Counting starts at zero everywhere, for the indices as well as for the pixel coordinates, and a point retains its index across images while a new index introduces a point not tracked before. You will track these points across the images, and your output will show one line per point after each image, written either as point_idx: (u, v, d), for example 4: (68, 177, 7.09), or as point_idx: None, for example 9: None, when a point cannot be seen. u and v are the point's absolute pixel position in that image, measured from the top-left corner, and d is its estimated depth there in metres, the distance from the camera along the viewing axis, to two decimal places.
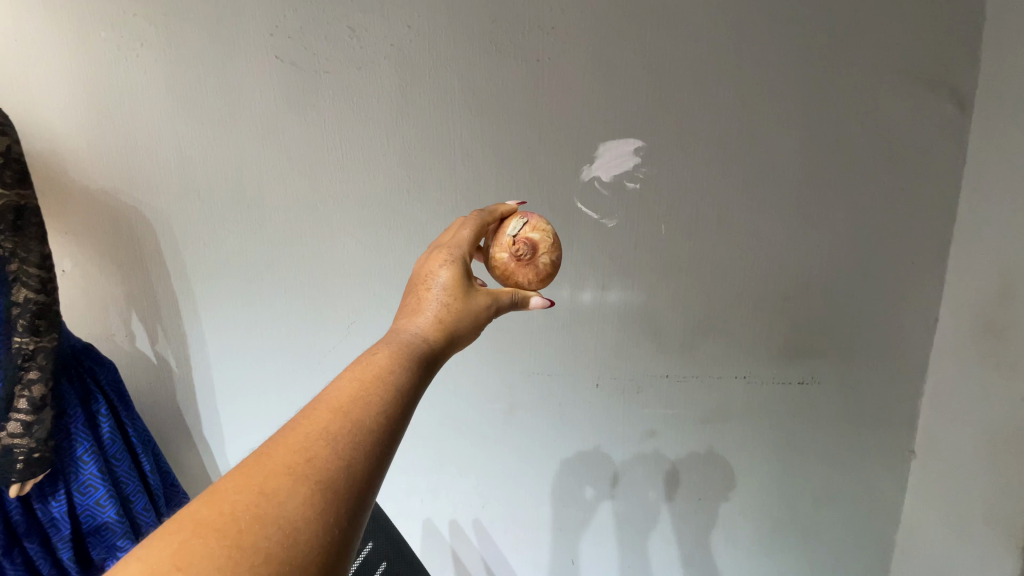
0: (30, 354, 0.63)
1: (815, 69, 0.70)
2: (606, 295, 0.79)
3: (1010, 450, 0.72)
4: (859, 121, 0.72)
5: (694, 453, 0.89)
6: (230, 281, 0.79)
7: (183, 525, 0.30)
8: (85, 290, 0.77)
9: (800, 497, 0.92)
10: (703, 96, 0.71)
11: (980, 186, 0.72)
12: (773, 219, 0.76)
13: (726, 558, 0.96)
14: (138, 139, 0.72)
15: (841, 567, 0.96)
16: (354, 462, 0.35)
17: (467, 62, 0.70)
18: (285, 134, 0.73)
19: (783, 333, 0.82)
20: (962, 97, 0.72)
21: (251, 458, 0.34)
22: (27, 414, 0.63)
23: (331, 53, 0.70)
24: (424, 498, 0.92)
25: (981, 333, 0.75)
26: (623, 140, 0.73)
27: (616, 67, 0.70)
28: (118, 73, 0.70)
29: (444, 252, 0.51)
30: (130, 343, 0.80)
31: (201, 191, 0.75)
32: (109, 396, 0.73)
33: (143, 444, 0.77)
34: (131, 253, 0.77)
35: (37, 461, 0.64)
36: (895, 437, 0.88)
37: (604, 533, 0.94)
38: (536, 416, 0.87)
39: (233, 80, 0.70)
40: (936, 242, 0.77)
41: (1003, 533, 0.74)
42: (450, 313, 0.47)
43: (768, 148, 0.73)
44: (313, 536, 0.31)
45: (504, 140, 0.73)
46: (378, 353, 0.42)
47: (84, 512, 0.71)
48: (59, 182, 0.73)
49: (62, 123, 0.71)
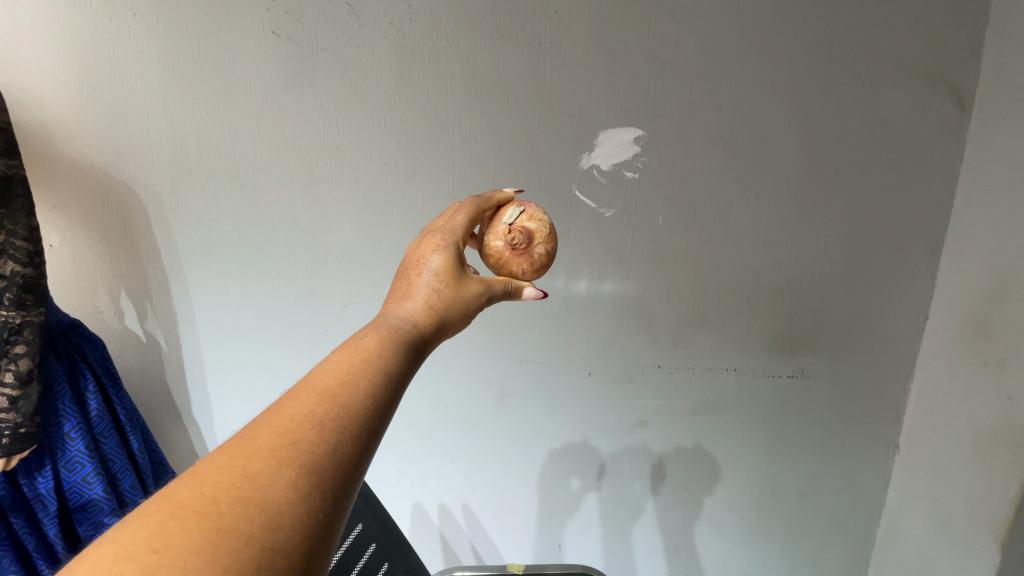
0: (17, 328, 0.62)
1: (817, 62, 0.70)
2: (601, 285, 0.79)
3: (994, 448, 0.73)
4: (858, 116, 0.72)
5: (682, 444, 0.90)
6: (222, 259, 0.78)
7: (163, 507, 0.30)
8: (74, 266, 0.76)
9: (786, 488, 0.93)
10: (705, 85, 0.70)
11: (977, 187, 0.73)
12: (770, 212, 0.76)
13: (711, 546, 0.97)
14: (128, 112, 0.71)
15: (822, 558, 0.98)
16: (340, 447, 0.34)
17: (468, 44, 0.69)
18: (280, 111, 0.71)
19: (776, 326, 0.82)
20: (962, 95, 0.71)
21: (235, 438, 0.34)
22: (14, 389, 0.62)
23: (328, 29, 0.68)
24: (415, 482, 0.92)
25: (970, 331, 0.75)
26: (623, 128, 0.72)
27: (618, 54, 0.69)
28: (109, 44, 0.68)
29: (437, 236, 0.51)
30: (119, 320, 0.79)
31: (194, 167, 0.73)
32: (98, 373, 0.72)
33: (131, 422, 0.76)
34: (121, 229, 0.75)
35: (24, 436, 0.63)
36: (882, 432, 0.89)
37: (591, 520, 0.95)
38: (527, 404, 0.87)
39: (228, 54, 0.69)
40: (930, 240, 0.78)
41: (983, 528, 0.76)
42: (440, 298, 0.47)
43: (768, 141, 0.73)
44: (296, 519, 0.31)
45: (503, 125, 0.72)
46: (367, 336, 0.42)
47: (72, 488, 0.70)
48: (47, 155, 0.71)
49: (50, 95, 0.69)
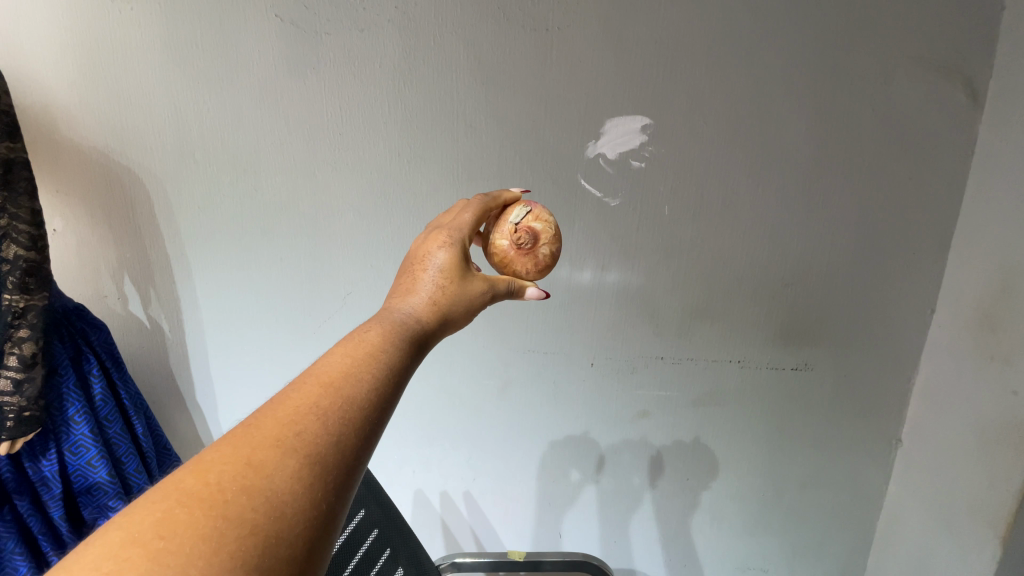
0: (21, 312, 0.62)
1: (828, 50, 0.68)
2: (605, 275, 0.79)
3: (998, 443, 0.73)
4: (869, 106, 0.70)
5: (685, 435, 0.90)
6: (226, 245, 0.78)
7: (168, 495, 0.30)
8: (77, 250, 0.76)
9: (787, 480, 0.93)
10: (715, 73, 0.69)
11: (988, 180, 0.71)
12: (777, 204, 0.75)
13: (711, 536, 0.98)
14: (130, 95, 0.70)
15: (821, 550, 0.98)
16: (343, 439, 0.34)
17: (474, 29, 0.68)
18: (284, 96, 0.71)
19: (782, 318, 0.82)
20: (976, 86, 0.70)
21: (239, 428, 0.34)
22: (18, 372, 0.62)
23: (333, 13, 0.67)
24: (417, 468, 0.93)
25: (977, 327, 0.75)
26: (631, 117, 0.71)
27: (626, 40, 0.68)
28: (110, 26, 0.67)
29: (443, 233, 0.50)
30: (123, 305, 0.79)
31: (197, 152, 0.73)
32: (102, 357, 0.73)
33: (135, 406, 0.77)
34: (124, 214, 0.75)
35: (28, 420, 0.64)
36: (884, 426, 0.89)
37: (591, 509, 0.96)
38: (529, 392, 0.87)
39: (231, 35, 0.68)
40: (939, 234, 0.77)
41: (985, 522, 0.76)
42: (445, 294, 0.47)
43: (777, 131, 0.72)
44: (300, 510, 0.31)
45: (509, 113, 0.71)
46: (371, 330, 0.41)
47: (76, 471, 0.71)
48: (49, 138, 0.71)
49: (51, 77, 0.69)
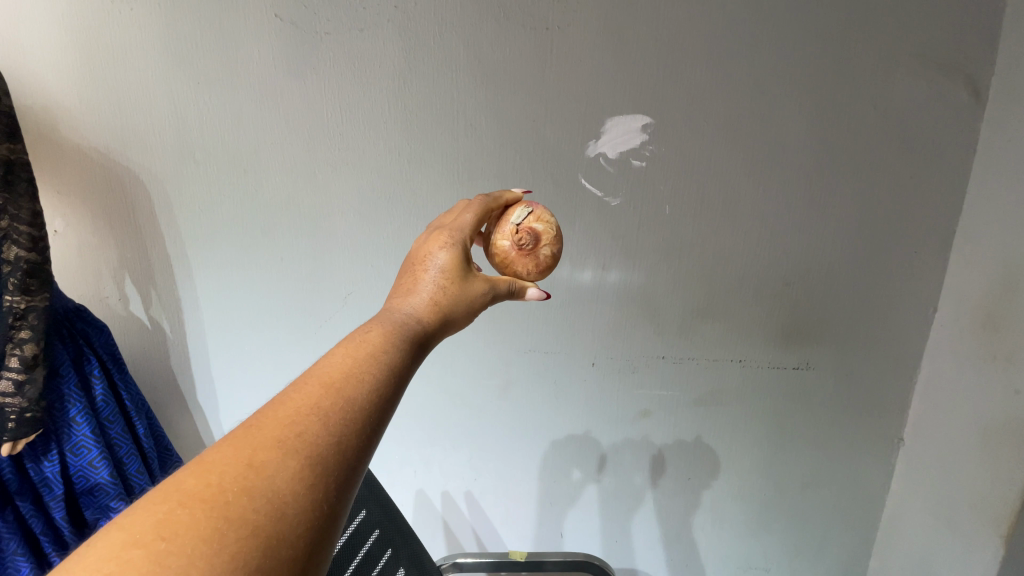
0: (22, 313, 0.62)
1: (829, 49, 0.68)
2: (605, 275, 0.79)
3: (1001, 441, 0.73)
4: (871, 104, 0.70)
5: (686, 435, 0.90)
6: (226, 246, 0.77)
7: (169, 496, 0.29)
8: (77, 251, 0.76)
9: (789, 480, 0.93)
10: (716, 72, 0.69)
11: (990, 179, 0.71)
12: (779, 202, 0.75)
13: (712, 536, 0.98)
14: (130, 95, 0.70)
15: (823, 549, 0.98)
16: (345, 439, 0.34)
17: (475, 28, 0.68)
18: (284, 96, 0.70)
19: (783, 317, 0.82)
20: (979, 85, 0.69)
21: (239, 429, 0.34)
22: (20, 373, 0.62)
23: (333, 13, 0.67)
24: (418, 468, 0.93)
25: (979, 325, 0.74)
26: (632, 116, 0.71)
27: (627, 40, 0.68)
28: (109, 26, 0.67)
29: (445, 233, 0.50)
30: (124, 306, 0.79)
31: (197, 153, 0.73)
32: (103, 358, 0.73)
33: (137, 407, 0.77)
34: (124, 215, 0.75)
35: (30, 421, 0.64)
36: (886, 425, 0.88)
37: (593, 509, 0.96)
38: (530, 392, 0.87)
39: (230, 35, 0.68)
40: (941, 232, 0.77)
41: (988, 521, 0.75)
42: (446, 295, 0.46)
43: (779, 130, 0.71)
44: (302, 511, 0.31)
45: (509, 113, 0.71)
46: (372, 331, 0.41)
47: (78, 472, 0.71)
48: (49, 139, 0.71)
49: (51, 78, 0.69)
